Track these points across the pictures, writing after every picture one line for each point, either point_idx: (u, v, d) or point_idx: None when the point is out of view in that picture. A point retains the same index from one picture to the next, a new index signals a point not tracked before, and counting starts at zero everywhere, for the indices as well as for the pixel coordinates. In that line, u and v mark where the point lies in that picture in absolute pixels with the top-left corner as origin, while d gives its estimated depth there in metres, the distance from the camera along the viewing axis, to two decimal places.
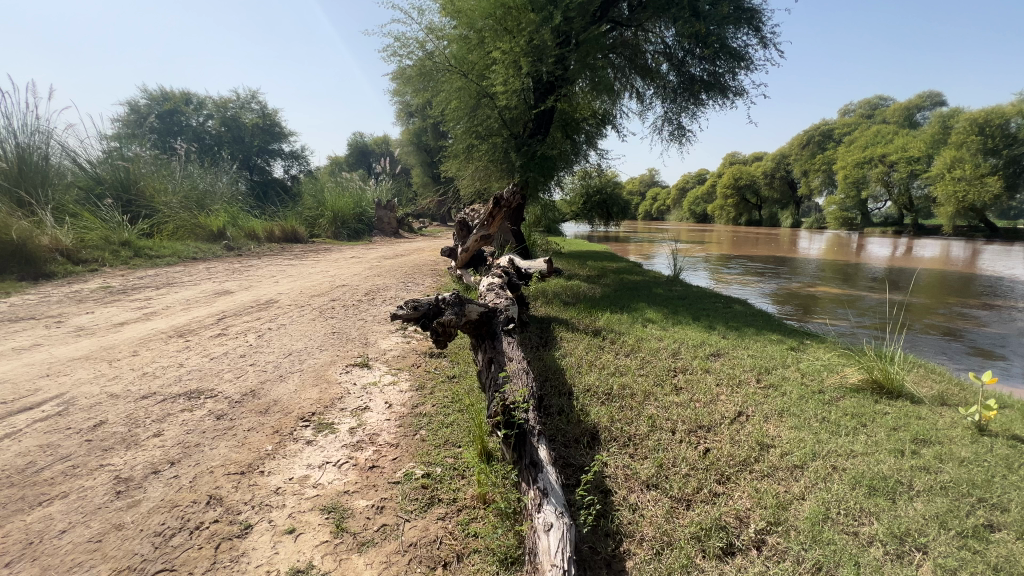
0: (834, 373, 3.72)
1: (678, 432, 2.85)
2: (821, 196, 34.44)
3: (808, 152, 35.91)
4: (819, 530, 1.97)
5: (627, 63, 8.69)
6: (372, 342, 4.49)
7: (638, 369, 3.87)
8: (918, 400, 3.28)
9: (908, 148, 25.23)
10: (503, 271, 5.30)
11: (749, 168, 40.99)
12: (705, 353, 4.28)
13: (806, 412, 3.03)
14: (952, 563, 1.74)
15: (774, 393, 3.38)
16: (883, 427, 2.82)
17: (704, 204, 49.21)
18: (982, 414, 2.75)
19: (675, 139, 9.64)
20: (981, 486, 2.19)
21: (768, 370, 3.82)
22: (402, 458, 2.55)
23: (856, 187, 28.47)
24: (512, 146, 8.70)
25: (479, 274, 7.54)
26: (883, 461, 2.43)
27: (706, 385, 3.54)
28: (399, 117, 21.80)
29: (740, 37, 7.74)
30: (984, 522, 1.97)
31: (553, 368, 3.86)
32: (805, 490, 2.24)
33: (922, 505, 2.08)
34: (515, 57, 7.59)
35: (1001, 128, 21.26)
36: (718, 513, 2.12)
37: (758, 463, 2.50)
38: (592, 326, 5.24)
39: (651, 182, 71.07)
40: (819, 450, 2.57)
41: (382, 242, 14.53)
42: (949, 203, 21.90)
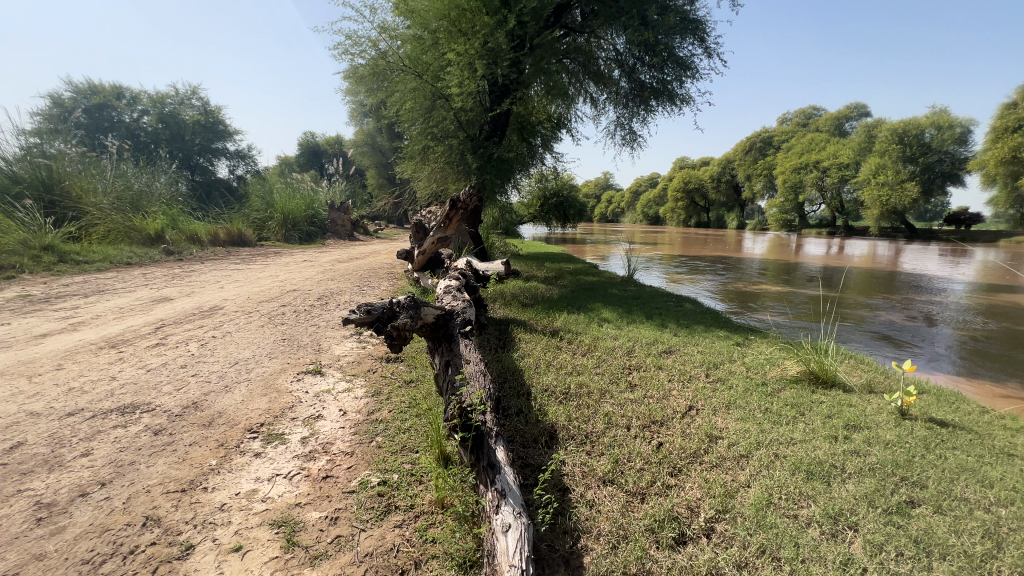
0: (776, 366, 3.95)
1: (633, 428, 2.93)
2: (763, 199, 36.45)
3: (750, 157, 37.94)
4: (763, 515, 2.07)
5: (581, 68, 8.87)
6: (326, 348, 4.35)
7: (594, 368, 3.95)
8: (850, 389, 3.54)
9: (839, 155, 27.14)
10: (461, 273, 5.27)
11: (698, 172, 42.91)
12: (658, 351, 4.43)
13: (751, 404, 3.20)
14: (879, 538, 1.88)
15: (721, 386, 3.56)
16: (819, 415, 3.01)
17: (657, 207, 51.03)
18: (903, 400, 2.99)
19: (627, 143, 9.94)
20: (903, 466, 2.38)
21: (716, 365, 4.01)
22: (358, 467, 2.49)
23: (794, 191, 30.36)
24: (468, 148, 8.70)
25: (436, 277, 7.46)
26: (819, 447, 2.59)
27: (658, 381, 3.67)
28: (352, 116, 21.28)
29: (686, 46, 8.06)
30: (907, 499, 2.14)
31: (511, 370, 3.88)
32: (750, 478, 2.36)
33: (853, 486, 2.23)
34: (470, 60, 7.60)
35: (918, 137, 23.34)
36: (671, 505, 2.19)
37: (707, 455, 2.61)
38: (549, 327, 5.30)
39: (607, 185, 72.94)
40: (763, 440, 2.71)
41: (336, 245, 14.11)
42: (874, 206, 23.27)
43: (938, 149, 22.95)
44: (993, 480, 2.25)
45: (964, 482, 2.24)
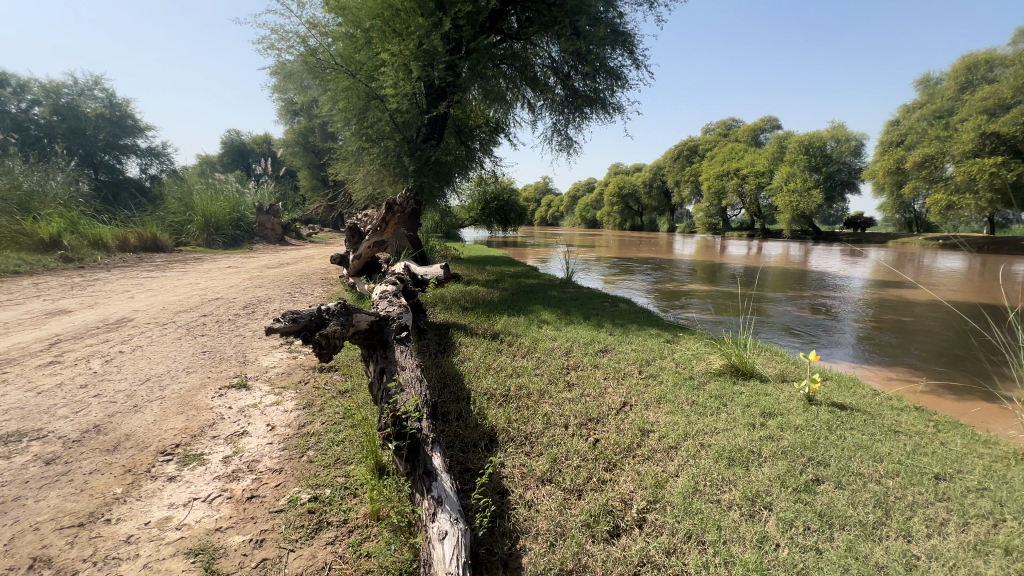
0: (702, 360, 4.20)
1: (571, 427, 3.00)
2: (690, 204, 38.76)
3: (679, 164, 40.22)
4: (690, 502, 2.20)
5: (518, 74, 8.95)
6: (252, 360, 4.09)
7: (534, 369, 4.01)
8: (765, 379, 3.85)
9: (755, 163, 29.43)
10: (398, 278, 5.15)
11: (632, 178, 44.88)
12: (594, 350, 4.56)
13: (679, 397, 3.39)
14: (790, 516, 2.05)
15: (653, 381, 3.74)
16: (739, 405, 3.24)
17: (594, 211, 52.77)
18: (810, 387, 3.29)
19: (563, 149, 10.20)
20: (810, 447, 2.61)
21: (648, 362, 4.20)
22: (286, 484, 2.35)
23: (717, 197, 32.55)
24: (405, 150, 8.53)
25: (373, 282, 7.25)
26: (739, 435, 2.79)
27: (595, 379, 3.79)
28: (280, 114, 20.19)
29: (616, 57, 8.43)
30: (814, 477, 2.34)
31: (451, 374, 3.84)
32: (679, 468, 2.49)
33: (769, 469, 2.42)
34: (405, 61, 7.49)
35: (820, 149, 25.76)
36: (606, 500, 2.26)
37: (640, 448, 2.72)
38: (490, 330, 5.32)
39: (546, 189, 74.34)
40: (690, 431, 2.87)
41: (265, 250, 13.32)
42: (787, 211, 25.38)
43: (837, 160, 25.67)
44: (881, 455, 2.53)
45: (860, 458, 2.50)
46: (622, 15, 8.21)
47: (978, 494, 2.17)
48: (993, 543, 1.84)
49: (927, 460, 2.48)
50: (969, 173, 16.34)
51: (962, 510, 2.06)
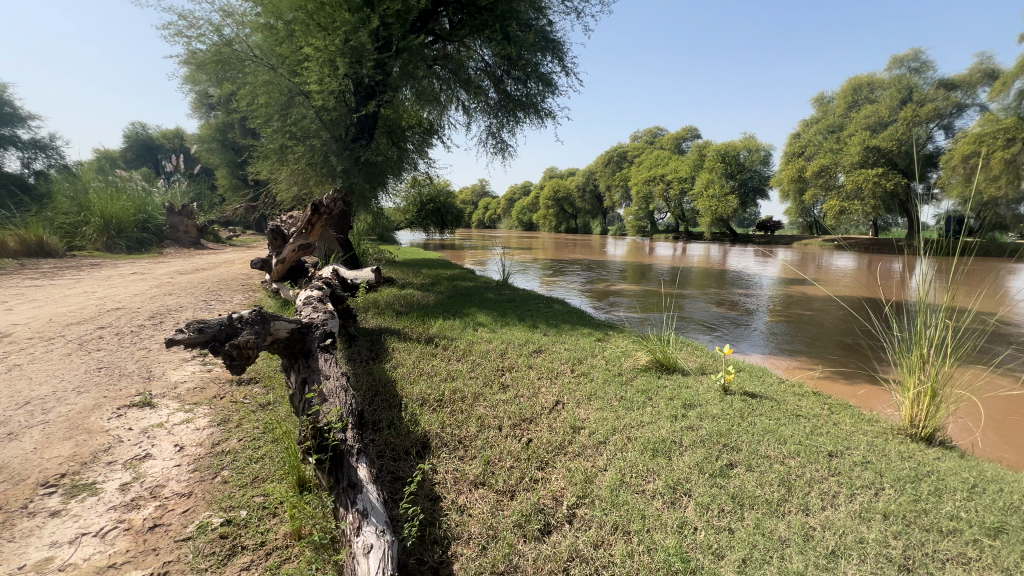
0: (630, 357, 4.39)
1: (504, 428, 3.02)
2: (621, 207, 40.49)
3: (609, 169, 41.89)
4: (617, 495, 2.28)
5: (451, 76, 8.93)
6: (158, 375, 3.72)
7: (469, 372, 3.99)
8: (686, 372, 4.09)
9: (679, 170, 31.33)
10: (325, 283, 4.91)
11: (566, 182, 46.16)
12: (529, 351, 4.62)
13: (609, 393, 3.52)
14: (707, 500, 2.19)
15: (584, 379, 3.86)
16: (663, 398, 3.41)
17: (531, 214, 53.66)
18: (725, 377, 3.54)
19: (498, 152, 10.26)
20: (724, 434, 2.81)
21: (580, 360, 4.33)
22: (196, 509, 2.16)
23: (645, 201, 34.27)
24: (332, 149, 8.01)
25: (298, 287, 6.86)
26: (663, 427, 2.94)
27: (529, 380, 3.84)
28: (194, 107, 18.66)
29: (547, 63, 8.63)
30: (728, 462, 2.52)
31: (383, 381, 3.73)
32: (607, 462, 2.58)
33: (688, 457, 2.57)
34: (330, 57, 7.21)
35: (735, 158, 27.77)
36: (537, 499, 2.29)
37: (571, 444, 2.79)
38: (424, 334, 5.23)
39: (483, 191, 74.51)
40: (618, 425, 2.99)
41: (177, 255, 12.21)
42: (707, 214, 27.63)
43: (749, 168, 27.89)
44: (785, 437, 2.77)
45: (767, 442, 2.72)
46: (552, 23, 8.42)
47: (863, 466, 2.44)
48: (875, 510, 2.07)
49: (822, 439, 2.75)
50: (857, 182, 18.45)
51: (852, 483, 2.30)
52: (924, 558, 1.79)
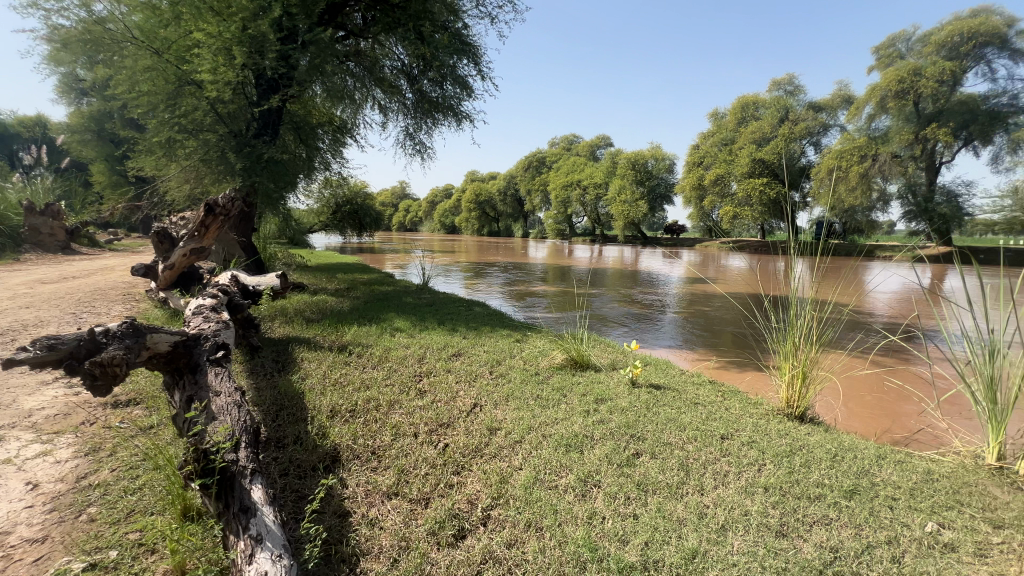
0: (546, 356, 4.50)
1: (420, 434, 2.95)
2: (541, 211, 41.56)
3: (529, 174, 42.87)
4: (531, 492, 2.32)
5: (366, 73, 8.49)
6: (7, 402, 3.16)
7: (384, 379, 3.86)
8: (599, 368, 4.27)
9: (594, 176, 32.86)
10: (221, 289, 4.51)
11: (488, 186, 46.47)
12: (447, 355, 4.56)
13: (525, 393, 3.57)
14: (614, 490, 2.29)
15: (502, 380, 3.89)
16: (576, 394, 3.54)
17: (453, 217, 53.37)
18: (632, 371, 3.77)
19: (417, 153, 10.09)
20: (632, 425, 2.97)
21: (499, 361, 4.36)
22: (52, 555, 1.86)
23: (564, 205, 35.50)
24: (229, 146, 7.37)
25: (191, 295, 6.21)
26: (576, 422, 3.04)
27: (447, 384, 3.79)
28: (59, 92, 16.22)
29: (463, 66, 8.63)
30: (634, 452, 2.66)
31: (288, 394, 3.47)
32: (522, 461, 2.61)
33: (599, 450, 2.68)
34: (225, 44, 6.64)
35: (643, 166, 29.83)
36: (452, 504, 2.26)
37: (487, 447, 2.79)
38: (337, 342, 4.97)
39: (403, 194, 72.80)
40: (534, 424, 3.04)
41: (38, 261, 10.52)
42: (620, 218, 29.29)
43: (657, 176, 29.95)
44: (685, 424, 2.99)
45: (670, 430, 2.91)
46: (468, 26, 8.45)
47: (749, 446, 2.70)
48: (758, 484, 2.30)
49: (716, 424, 3.00)
50: (747, 190, 20.57)
51: (739, 460, 2.53)
52: (797, 522, 2.01)
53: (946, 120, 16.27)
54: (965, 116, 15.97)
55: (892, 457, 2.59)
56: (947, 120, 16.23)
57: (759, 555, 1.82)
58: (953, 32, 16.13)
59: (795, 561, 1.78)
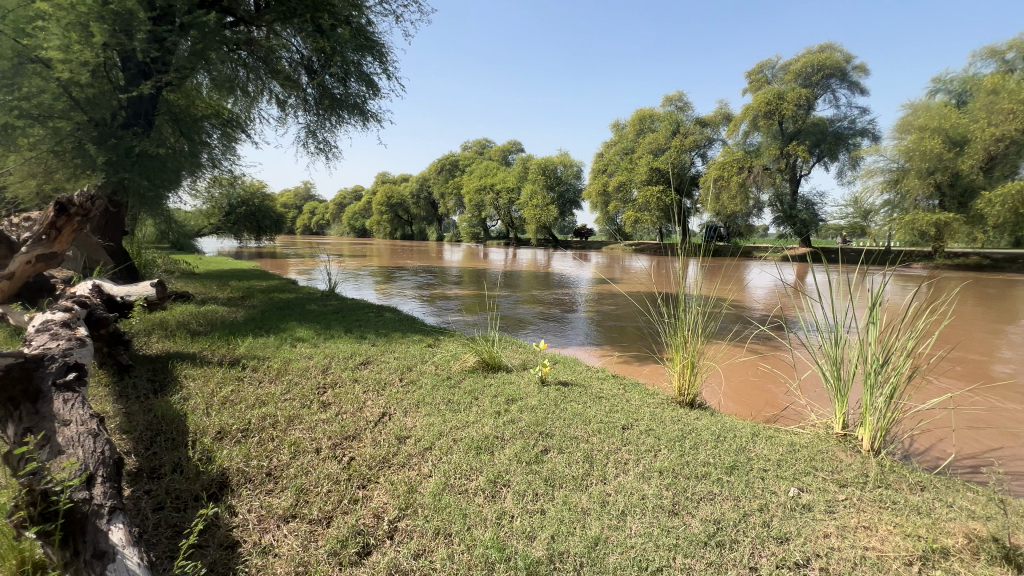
0: (458, 360, 4.48)
1: (323, 450, 2.76)
2: (455, 215, 41.40)
3: (442, 177, 42.45)
4: (440, 499, 2.28)
5: (260, 64, 7.86)
6: None
7: (282, 394, 3.57)
8: (510, 369, 4.33)
9: (506, 181, 33.43)
10: (79, 301, 3.89)
11: (399, 188, 45.28)
12: (355, 364, 4.35)
13: (437, 399, 3.51)
14: (523, 488, 2.32)
15: (412, 387, 3.77)
16: (487, 396, 3.55)
17: (363, 220, 51.27)
18: (542, 370, 3.88)
19: (321, 152, 9.53)
20: (541, 423, 3.04)
21: (409, 368, 4.24)
22: None
23: (477, 209, 35.64)
24: (89, 136, 6.36)
25: (38, 310, 5.29)
26: (487, 424, 3.04)
27: (353, 395, 3.60)
28: None
29: (368, 64, 8.34)
30: (543, 449, 2.72)
31: (166, 417, 3.08)
32: (432, 468, 2.56)
33: (509, 450, 2.71)
34: (80, 20, 5.78)
35: (553, 172, 30.90)
36: (356, 520, 2.15)
37: (396, 456, 2.70)
38: (229, 355, 4.52)
39: (307, 195, 68.47)
40: (444, 429, 2.99)
41: None
42: (532, 222, 30.07)
43: (566, 181, 31.20)
44: (590, 418, 3.13)
45: (577, 425, 3.03)
46: (372, 23, 8.17)
47: (647, 434, 2.89)
48: (654, 468, 2.47)
49: (618, 416, 3.18)
50: (646, 197, 22.19)
51: (638, 448, 2.70)
52: (686, 501, 2.18)
53: (804, 138, 18.94)
54: (817, 135, 18.70)
55: (764, 434, 2.92)
56: (804, 139, 18.88)
57: (654, 535, 1.95)
58: (807, 63, 18.70)
59: (683, 536, 1.94)
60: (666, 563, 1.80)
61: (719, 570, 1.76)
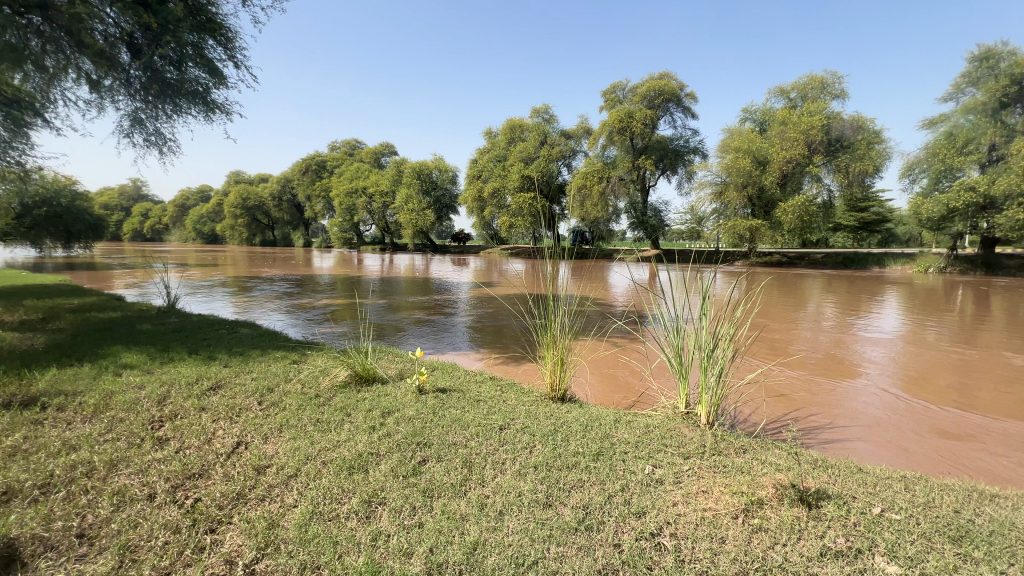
0: (328, 375, 4.18)
1: (157, 496, 2.34)
2: (325, 219, 38.77)
3: (307, 178, 39.34)
4: (306, 529, 2.08)
5: (61, 35, 6.42)
6: None
7: (102, 435, 2.95)
8: (385, 380, 4.14)
9: (380, 184, 32.18)
10: None
11: (257, 189, 40.88)
12: (202, 390, 3.77)
13: (303, 419, 3.21)
14: (400, 505, 2.23)
15: (274, 410, 3.40)
16: (361, 411, 3.35)
17: (212, 223, 45.18)
18: (419, 378, 3.79)
19: (153, 145, 8.13)
20: (420, 433, 2.97)
21: (270, 389, 3.81)
22: None
23: (349, 213, 33.69)
24: None
25: None
26: (360, 442, 2.86)
27: (199, 425, 3.13)
28: None
29: (210, 49, 7.37)
30: (421, 460, 2.66)
31: None
32: (299, 497, 2.33)
33: (385, 465, 2.59)
34: None
35: (429, 176, 30.56)
36: (203, 571, 1.86)
37: (253, 490, 2.40)
38: (20, 394, 3.59)
39: (136, 195, 58.18)
40: (312, 452, 2.75)
41: None
42: (409, 226, 29.41)
43: (441, 186, 31.07)
44: (468, 422, 3.14)
45: (455, 430, 3.01)
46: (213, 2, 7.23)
47: (523, 431, 3.00)
48: (529, 465, 2.57)
49: (495, 417, 3.25)
50: (519, 203, 23.11)
51: (514, 447, 2.78)
52: (559, 491, 2.31)
53: (650, 153, 21.42)
54: (661, 151, 21.20)
55: (624, 420, 3.23)
56: (651, 153, 21.37)
57: (531, 529, 2.02)
58: (650, 87, 21.24)
59: (557, 526, 2.04)
60: (541, 555, 1.87)
61: (589, 552, 1.88)
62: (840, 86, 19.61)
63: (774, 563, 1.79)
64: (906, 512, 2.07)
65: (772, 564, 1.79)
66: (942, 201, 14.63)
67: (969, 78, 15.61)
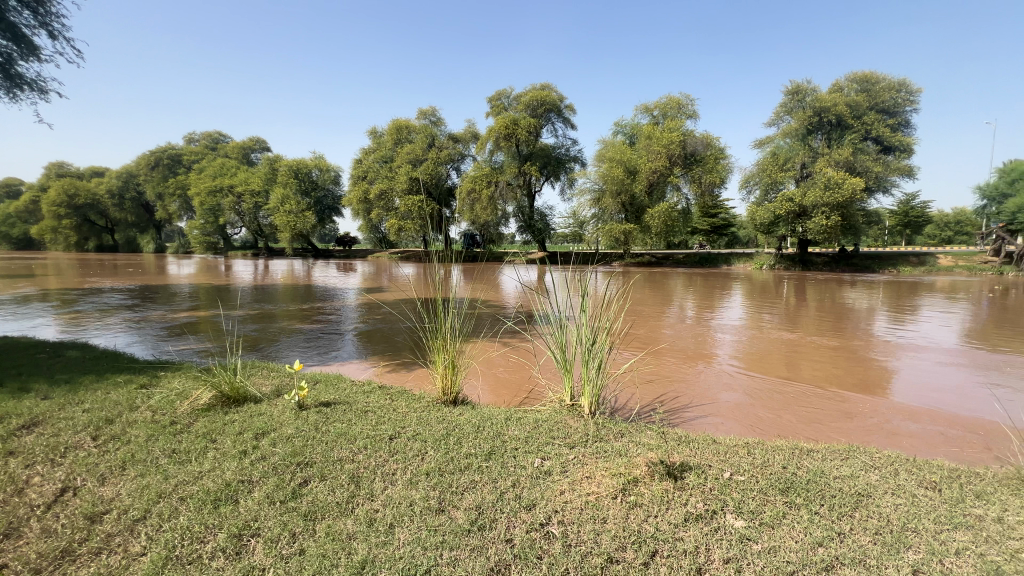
0: (186, 399, 3.64)
1: None
2: (182, 220, 34.02)
3: (158, 173, 34.16)
4: None
5: None
6: None
7: None
8: (258, 399, 3.73)
9: (249, 182, 29.11)
10: None
11: (89, 184, 34.41)
12: (7, 431, 3.03)
13: (152, 453, 2.76)
14: (276, 533, 2.03)
15: (115, 445, 2.87)
16: (230, 435, 2.99)
17: (25, 224, 37.02)
18: (299, 394, 3.49)
19: None
20: (299, 452, 2.73)
21: (108, 422, 3.21)
22: None
23: (212, 214, 29.92)
24: None
25: None
26: (227, 470, 2.55)
27: (4, 474, 2.52)
28: None
29: (13, 11, 6.08)
30: (302, 481, 2.45)
31: None
32: (148, 542, 2.01)
33: (258, 493, 2.34)
34: None
35: (308, 175, 28.45)
36: None
37: (85, 544, 2.00)
38: None
39: None
40: (165, 488, 2.38)
41: None
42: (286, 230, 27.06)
43: (322, 186, 29.13)
44: (355, 435, 2.97)
45: (340, 446, 2.83)
46: None
47: (414, 439, 2.92)
48: (421, 472, 2.51)
49: (385, 426, 3.12)
50: (408, 205, 22.57)
51: (405, 456, 2.70)
52: (452, 495, 2.29)
53: (535, 160, 22.43)
54: (544, 158, 22.44)
55: (514, 417, 3.31)
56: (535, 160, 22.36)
57: (422, 538, 1.98)
58: (534, 97, 22.17)
59: (448, 531, 2.02)
60: (433, 563, 1.84)
61: (482, 551, 1.90)
62: (693, 107, 22.37)
63: (649, 534, 1.97)
64: (748, 474, 2.42)
65: (646, 535, 1.97)
66: (771, 209, 17.47)
67: (784, 108, 18.78)
